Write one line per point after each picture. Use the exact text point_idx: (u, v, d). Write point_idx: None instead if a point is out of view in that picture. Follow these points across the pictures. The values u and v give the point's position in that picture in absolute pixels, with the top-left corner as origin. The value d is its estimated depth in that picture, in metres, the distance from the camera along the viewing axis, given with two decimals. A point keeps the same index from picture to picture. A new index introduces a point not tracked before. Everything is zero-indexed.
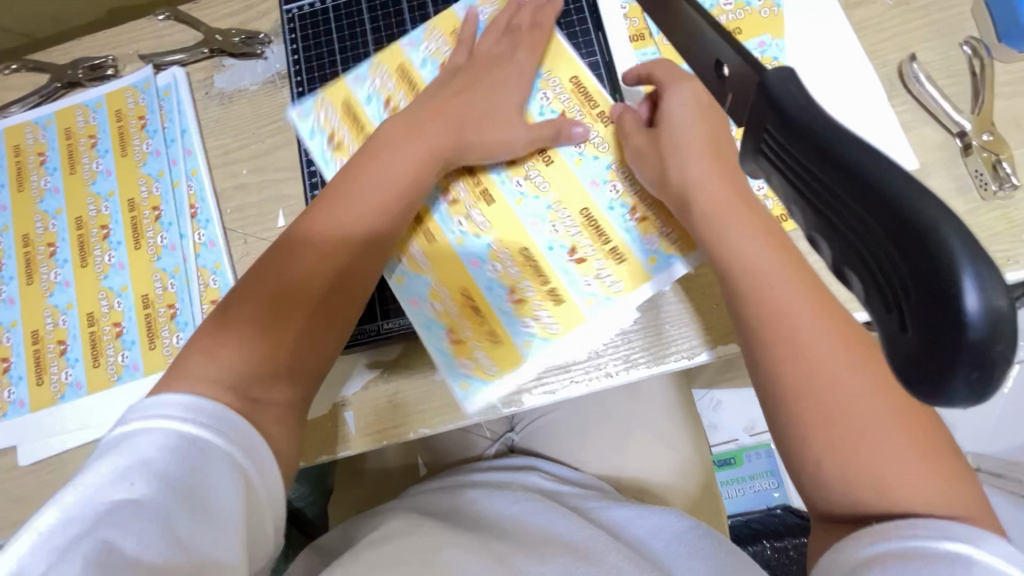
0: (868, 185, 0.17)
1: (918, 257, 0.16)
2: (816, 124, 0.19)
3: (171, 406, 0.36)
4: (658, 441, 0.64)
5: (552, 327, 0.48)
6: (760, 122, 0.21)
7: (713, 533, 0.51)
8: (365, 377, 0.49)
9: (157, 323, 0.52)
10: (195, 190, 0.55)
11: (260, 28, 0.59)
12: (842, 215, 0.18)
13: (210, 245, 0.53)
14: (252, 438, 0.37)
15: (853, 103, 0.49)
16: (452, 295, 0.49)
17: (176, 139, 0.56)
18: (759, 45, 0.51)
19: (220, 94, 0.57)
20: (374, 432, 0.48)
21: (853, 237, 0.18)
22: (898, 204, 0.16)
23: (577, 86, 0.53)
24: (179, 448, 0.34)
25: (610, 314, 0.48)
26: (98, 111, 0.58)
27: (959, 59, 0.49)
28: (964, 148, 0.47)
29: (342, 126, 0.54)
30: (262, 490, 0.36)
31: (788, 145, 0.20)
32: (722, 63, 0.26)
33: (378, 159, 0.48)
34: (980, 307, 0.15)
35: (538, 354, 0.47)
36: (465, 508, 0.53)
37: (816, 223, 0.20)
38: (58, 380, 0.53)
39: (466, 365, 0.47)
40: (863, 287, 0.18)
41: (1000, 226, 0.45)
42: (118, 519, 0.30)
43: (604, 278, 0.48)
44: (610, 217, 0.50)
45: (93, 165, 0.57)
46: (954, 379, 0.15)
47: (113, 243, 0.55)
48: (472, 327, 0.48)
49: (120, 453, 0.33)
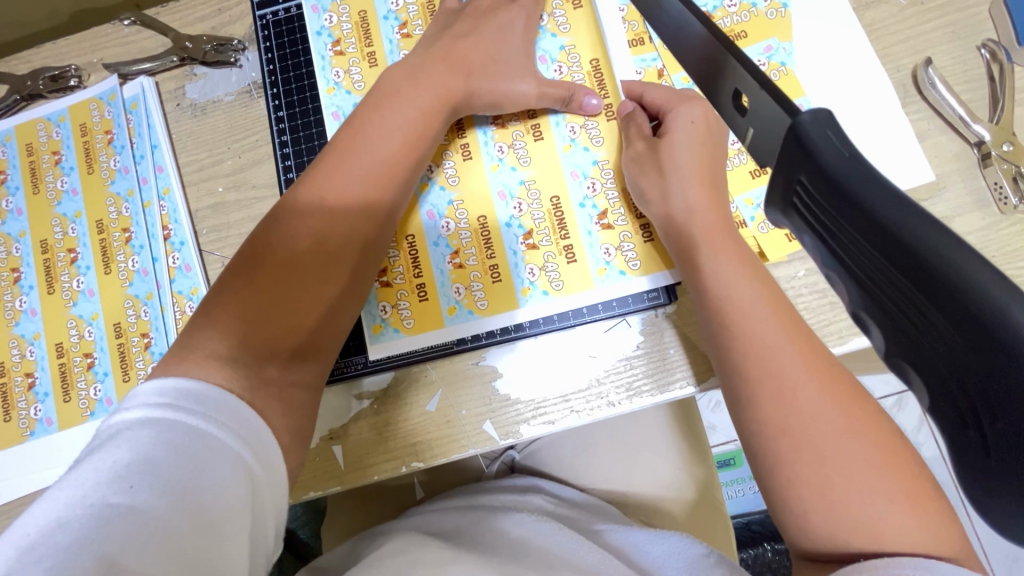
0: (929, 273, 0.17)
1: (990, 357, 0.17)
2: (864, 184, 0.19)
3: (175, 390, 0.32)
4: (664, 461, 0.62)
5: (481, 303, 0.46)
6: (791, 173, 0.20)
7: (728, 563, 0.44)
8: (355, 409, 0.46)
9: (130, 352, 0.49)
10: (167, 211, 0.51)
11: (233, 34, 0.55)
12: (893, 295, 0.19)
13: (186, 268, 0.50)
14: (260, 431, 0.34)
15: (866, 110, 0.46)
16: (397, 244, 0.47)
17: (146, 155, 0.53)
18: (765, 50, 0.48)
19: (193, 106, 0.54)
20: (365, 467, 0.45)
21: (906, 320, 0.19)
22: (964, 298, 0.17)
23: (596, 68, 0.49)
24: (182, 441, 0.30)
25: (543, 309, 0.46)
26: (62, 125, 0.54)
27: (977, 62, 0.47)
28: (983, 159, 0.44)
29: (351, 35, 0.53)
30: (268, 494, 0.33)
31: (824, 205, 0.20)
32: (739, 93, 0.24)
33: (383, 125, 0.43)
34: None
35: (458, 324, 0.46)
36: (472, 527, 0.51)
37: (862, 296, 0.20)
38: (27, 417, 0.49)
39: (387, 311, 0.47)
40: (920, 376, 0.19)
41: (1020, 242, 0.43)
42: (114, 527, 0.27)
43: (547, 272, 0.46)
44: (577, 215, 0.47)
45: (57, 184, 0.53)
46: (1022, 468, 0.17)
47: (82, 267, 0.51)
48: (406, 276, 0.47)
49: (117, 447, 0.29)
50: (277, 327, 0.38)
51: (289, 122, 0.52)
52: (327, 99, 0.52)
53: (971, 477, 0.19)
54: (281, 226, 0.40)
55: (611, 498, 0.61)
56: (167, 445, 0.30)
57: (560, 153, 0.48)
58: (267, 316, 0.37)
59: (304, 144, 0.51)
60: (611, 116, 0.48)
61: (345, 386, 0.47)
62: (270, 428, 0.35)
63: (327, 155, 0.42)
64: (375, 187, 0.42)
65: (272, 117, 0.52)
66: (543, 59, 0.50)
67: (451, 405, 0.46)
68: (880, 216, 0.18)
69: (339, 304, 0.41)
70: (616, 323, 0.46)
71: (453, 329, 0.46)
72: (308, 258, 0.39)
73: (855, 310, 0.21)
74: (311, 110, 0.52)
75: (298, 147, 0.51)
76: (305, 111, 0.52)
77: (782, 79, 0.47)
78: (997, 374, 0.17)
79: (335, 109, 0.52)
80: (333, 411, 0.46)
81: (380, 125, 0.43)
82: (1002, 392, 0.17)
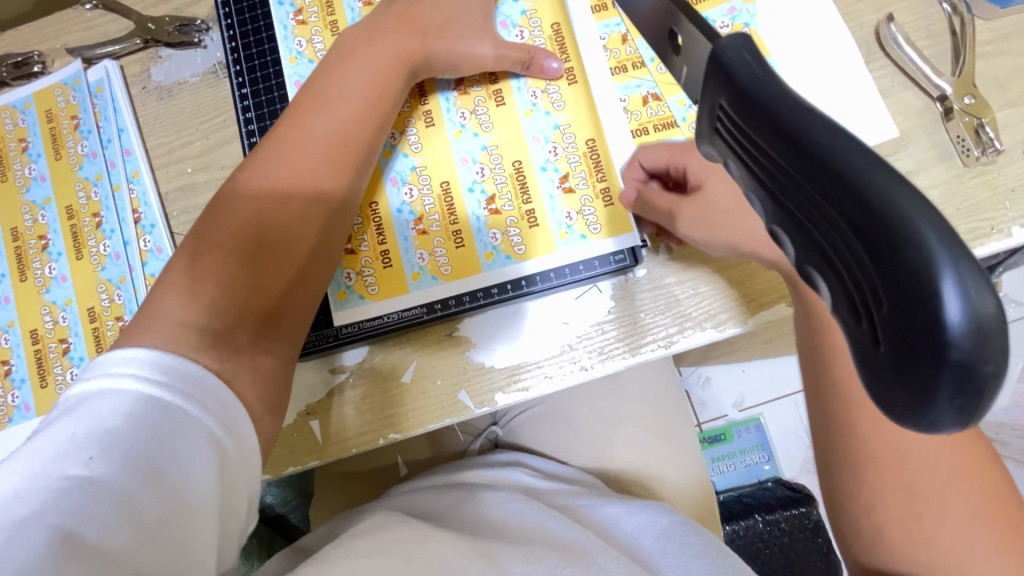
0: (833, 175, 0.15)
1: (891, 262, 0.14)
2: (771, 93, 0.17)
3: (138, 361, 0.32)
4: (647, 432, 0.63)
5: (445, 269, 0.46)
6: (713, 99, 0.19)
7: (700, 531, 0.51)
8: (332, 384, 0.46)
9: (105, 336, 0.49)
10: (137, 194, 0.51)
11: (196, 14, 0.54)
12: (803, 207, 0.17)
13: (157, 251, 0.50)
14: (230, 402, 0.33)
15: (830, 70, 0.46)
16: (362, 215, 0.47)
17: (113, 139, 0.52)
18: (728, 11, 0.48)
19: (158, 88, 0.53)
20: (343, 440, 0.46)
21: (819, 235, 0.16)
22: (865, 194, 0.15)
23: (558, 32, 0.49)
24: (143, 412, 0.30)
25: (506, 273, 0.46)
26: (27, 112, 0.54)
27: (938, 18, 0.47)
28: (945, 113, 0.45)
29: (313, 5, 0.52)
30: (240, 465, 0.33)
31: (742, 122, 0.18)
32: (673, 32, 0.23)
33: (343, 96, 0.43)
34: (962, 314, 0.13)
35: (423, 289, 0.46)
36: (451, 506, 0.51)
37: (779, 216, 0.18)
38: (4, 403, 0.49)
39: (351, 278, 0.47)
40: (831, 289, 0.17)
41: (984, 193, 0.43)
42: (72, 498, 0.27)
43: (511, 236, 0.46)
44: (539, 178, 0.47)
45: (25, 171, 0.53)
46: (938, 403, 0.14)
47: (53, 253, 0.51)
48: (370, 243, 0.47)
49: (78, 418, 0.29)
50: (240, 291, 0.38)
51: (253, 98, 0.51)
52: (290, 69, 0.51)
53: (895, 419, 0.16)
54: (243, 193, 0.40)
55: (593, 470, 0.61)
56: (128, 416, 0.30)
57: (522, 118, 0.48)
58: (227, 281, 0.37)
59: (268, 119, 0.51)
60: (572, 79, 0.48)
61: (320, 360, 0.47)
62: (239, 397, 0.35)
63: (284, 127, 0.42)
64: (336, 157, 0.42)
65: (236, 94, 0.52)
66: (504, 25, 0.49)
67: (425, 376, 0.46)
68: (784, 117, 0.16)
69: (304, 272, 0.41)
70: (587, 290, 0.46)
71: (417, 296, 0.46)
72: (268, 227, 0.39)
73: (770, 225, 0.19)
74: (275, 85, 0.51)
75: (262, 122, 0.51)
76: (268, 87, 0.51)
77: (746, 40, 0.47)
78: (899, 276, 0.14)
79: (297, 78, 0.51)
80: (309, 386, 0.46)
81: (342, 96, 0.43)
82: (902, 293, 0.14)
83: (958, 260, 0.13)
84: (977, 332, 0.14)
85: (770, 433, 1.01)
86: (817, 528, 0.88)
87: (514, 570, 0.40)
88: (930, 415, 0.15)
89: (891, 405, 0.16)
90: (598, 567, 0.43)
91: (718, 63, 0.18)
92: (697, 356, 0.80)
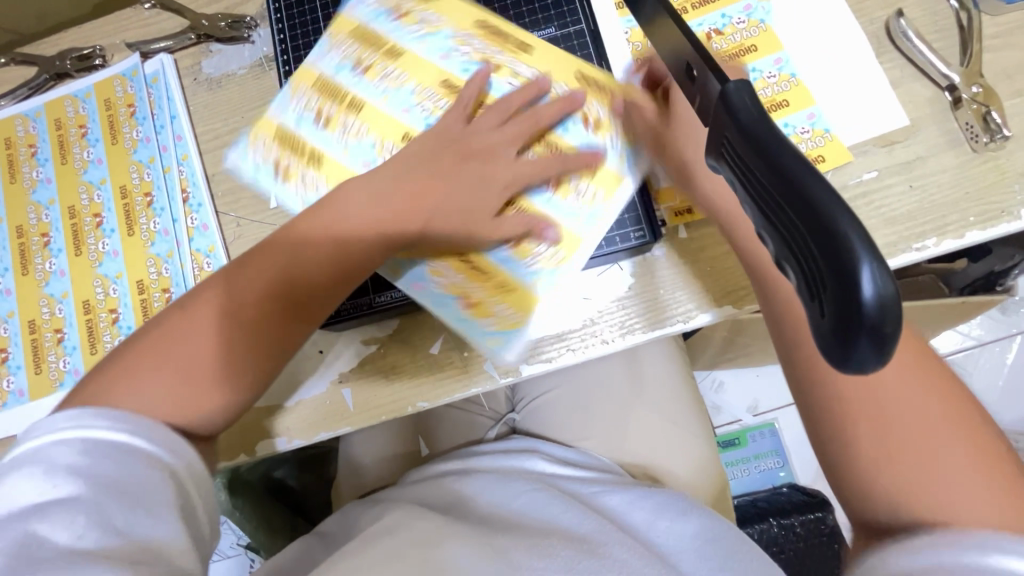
0: (795, 189, 0.20)
1: (824, 238, 0.19)
2: (758, 122, 0.22)
3: (75, 413, 0.33)
4: (661, 416, 0.64)
5: (556, 255, 0.47)
6: (722, 129, 0.23)
7: (719, 519, 0.50)
8: (364, 353, 0.49)
9: (152, 306, 0.52)
10: (186, 175, 0.55)
11: (245, 12, 0.59)
12: (777, 213, 0.21)
13: (203, 228, 0.53)
14: (161, 429, 0.35)
15: (841, 62, 0.49)
16: (450, 265, 0.47)
17: (165, 125, 0.56)
18: (745, 8, 0.50)
19: (209, 80, 0.57)
20: (373, 408, 0.49)
21: (784, 229, 0.21)
22: (802, 207, 0.19)
23: (490, 31, 0.53)
24: (95, 448, 0.32)
25: (598, 228, 0.47)
26: (87, 100, 0.58)
27: (947, 13, 0.49)
28: (954, 103, 0.47)
29: (325, 99, 0.53)
30: (190, 477, 0.35)
31: (743, 153, 0.22)
32: (690, 66, 0.28)
33: (246, 287, 0.41)
34: (873, 288, 0.17)
35: (553, 289, 0.47)
36: (468, 494, 0.53)
37: (763, 221, 0.22)
38: (56, 368, 0.52)
39: (489, 321, 0.47)
40: (795, 275, 0.21)
41: (993, 177, 0.45)
42: (52, 515, 0.30)
43: (583, 193, 0.48)
44: (566, 135, 0.49)
45: (84, 154, 0.57)
46: (860, 348, 0.18)
47: (107, 230, 0.55)
48: (479, 284, 0.47)
49: (30, 464, 0.31)
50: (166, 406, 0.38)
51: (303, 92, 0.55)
52: (355, 156, 0.51)
53: (837, 348, 0.19)
54: (174, 328, 0.39)
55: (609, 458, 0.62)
56: (83, 450, 0.32)
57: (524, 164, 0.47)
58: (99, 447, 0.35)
59: None
60: (533, 56, 0.51)
61: (356, 331, 0.50)
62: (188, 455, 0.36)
63: (170, 319, 0.40)
64: (244, 322, 0.40)
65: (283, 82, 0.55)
66: (444, 53, 0.52)
67: (453, 348, 0.49)
68: (771, 153, 0.21)
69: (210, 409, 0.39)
70: (609, 268, 0.48)
71: (550, 297, 0.47)
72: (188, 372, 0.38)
73: (760, 229, 0.22)
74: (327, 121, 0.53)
75: None
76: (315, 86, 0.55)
77: (761, 35, 0.50)
78: (833, 254, 0.18)
79: (365, 159, 0.51)
80: (302, 367, 0.50)
81: (250, 272, 0.42)
82: (838, 275, 0.18)
83: (873, 251, 0.18)
84: (880, 305, 0.17)
85: (786, 439, 1.01)
86: (832, 534, 0.89)
87: (527, 566, 0.41)
88: (855, 357, 0.18)
89: (851, 347, 0.18)
90: (615, 559, 0.43)
91: (721, 108, 0.23)
92: (721, 339, 0.81)
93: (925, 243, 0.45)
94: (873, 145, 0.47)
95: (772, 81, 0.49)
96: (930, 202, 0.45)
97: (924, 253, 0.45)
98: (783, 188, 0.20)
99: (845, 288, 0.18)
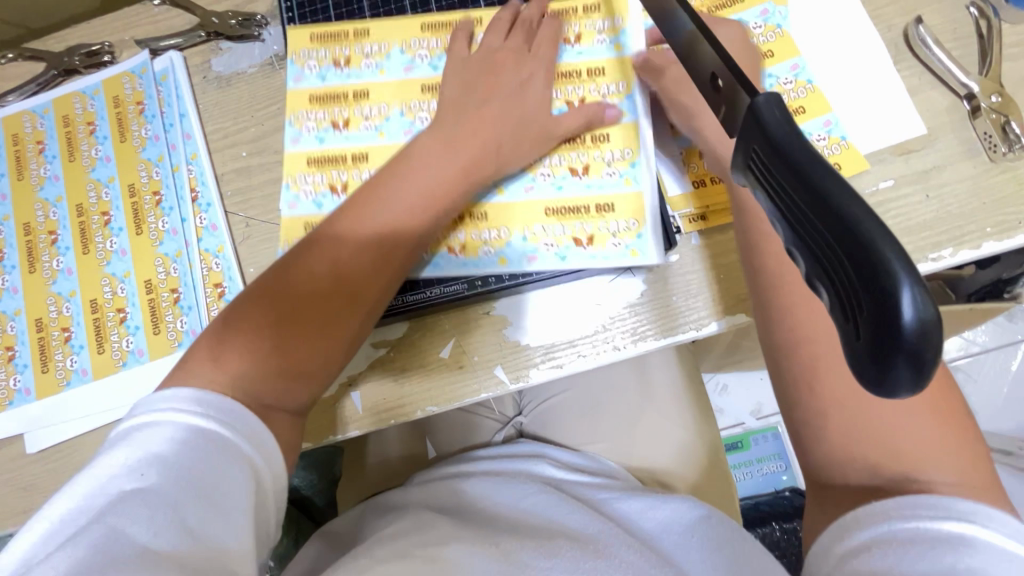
0: (829, 207, 0.19)
1: (860, 259, 0.18)
2: (789, 140, 0.21)
3: (179, 397, 0.34)
4: (668, 421, 0.64)
5: (627, 153, 0.48)
6: (748, 145, 0.23)
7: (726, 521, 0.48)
8: (373, 357, 0.49)
9: (160, 306, 0.52)
10: (195, 174, 0.54)
11: (256, 11, 0.58)
12: (807, 230, 0.20)
13: (212, 228, 0.53)
14: (252, 422, 0.35)
15: (857, 70, 0.48)
16: (546, 225, 0.48)
17: (175, 124, 0.56)
18: (762, 13, 0.50)
19: (218, 78, 0.57)
20: (379, 412, 0.48)
21: (814, 249, 0.20)
22: (837, 226, 0.19)
23: (431, 27, 0.54)
24: (186, 437, 0.32)
25: (641, 106, 0.49)
26: (95, 98, 0.58)
27: (966, 21, 0.49)
28: (973, 112, 0.46)
29: (327, 172, 0.51)
30: (268, 474, 0.35)
31: (772, 168, 0.22)
32: (716, 76, 0.28)
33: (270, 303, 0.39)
34: (910, 313, 0.17)
35: (642, 177, 0.48)
36: (477, 496, 0.53)
37: (791, 238, 0.22)
38: (64, 367, 0.52)
39: (620, 241, 0.47)
40: (826, 295, 0.20)
41: (1010, 188, 0.45)
42: (126, 507, 0.29)
43: (608, 92, 0.50)
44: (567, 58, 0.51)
45: (92, 152, 0.56)
46: (892, 374, 0.18)
47: (115, 229, 0.54)
48: (585, 220, 0.47)
49: (129, 446, 0.32)
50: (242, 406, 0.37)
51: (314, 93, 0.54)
52: None
53: (869, 373, 0.18)
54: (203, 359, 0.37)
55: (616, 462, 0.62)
56: (175, 440, 0.32)
57: (561, 124, 0.48)
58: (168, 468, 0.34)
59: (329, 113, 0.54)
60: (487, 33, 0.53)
61: None
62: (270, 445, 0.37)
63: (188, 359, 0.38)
64: (279, 334, 0.39)
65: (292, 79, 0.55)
66: (408, 69, 0.53)
67: (463, 352, 0.48)
68: (804, 171, 0.20)
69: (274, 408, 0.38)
70: (622, 274, 0.48)
71: (645, 189, 0.47)
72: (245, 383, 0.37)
73: (786, 246, 0.22)
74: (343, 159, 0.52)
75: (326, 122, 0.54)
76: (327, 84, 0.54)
77: (778, 40, 0.49)
78: (866, 274, 0.18)
79: None
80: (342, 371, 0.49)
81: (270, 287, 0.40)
82: (873, 298, 0.18)
83: (909, 275, 0.17)
84: (918, 329, 0.17)
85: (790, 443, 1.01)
86: None
87: (535, 564, 0.40)
88: (887, 382, 0.18)
89: (881, 373, 0.18)
90: (619, 559, 0.42)
91: (749, 123, 0.23)
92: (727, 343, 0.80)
93: (941, 253, 0.44)
94: (890, 153, 0.47)
95: (789, 87, 0.48)
96: (947, 212, 0.45)
97: (939, 264, 0.44)
98: (817, 207, 0.20)
99: (880, 313, 0.18)
